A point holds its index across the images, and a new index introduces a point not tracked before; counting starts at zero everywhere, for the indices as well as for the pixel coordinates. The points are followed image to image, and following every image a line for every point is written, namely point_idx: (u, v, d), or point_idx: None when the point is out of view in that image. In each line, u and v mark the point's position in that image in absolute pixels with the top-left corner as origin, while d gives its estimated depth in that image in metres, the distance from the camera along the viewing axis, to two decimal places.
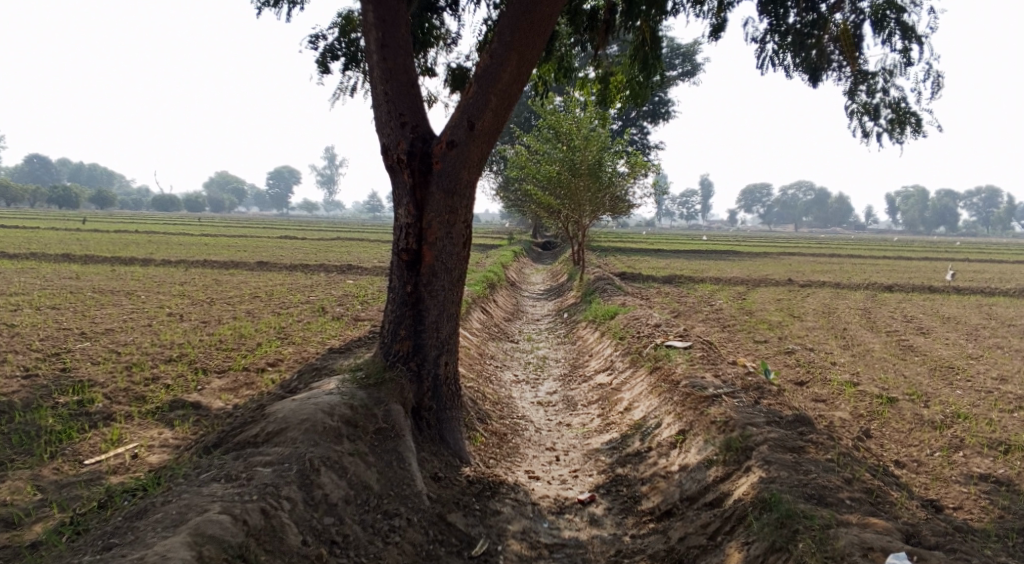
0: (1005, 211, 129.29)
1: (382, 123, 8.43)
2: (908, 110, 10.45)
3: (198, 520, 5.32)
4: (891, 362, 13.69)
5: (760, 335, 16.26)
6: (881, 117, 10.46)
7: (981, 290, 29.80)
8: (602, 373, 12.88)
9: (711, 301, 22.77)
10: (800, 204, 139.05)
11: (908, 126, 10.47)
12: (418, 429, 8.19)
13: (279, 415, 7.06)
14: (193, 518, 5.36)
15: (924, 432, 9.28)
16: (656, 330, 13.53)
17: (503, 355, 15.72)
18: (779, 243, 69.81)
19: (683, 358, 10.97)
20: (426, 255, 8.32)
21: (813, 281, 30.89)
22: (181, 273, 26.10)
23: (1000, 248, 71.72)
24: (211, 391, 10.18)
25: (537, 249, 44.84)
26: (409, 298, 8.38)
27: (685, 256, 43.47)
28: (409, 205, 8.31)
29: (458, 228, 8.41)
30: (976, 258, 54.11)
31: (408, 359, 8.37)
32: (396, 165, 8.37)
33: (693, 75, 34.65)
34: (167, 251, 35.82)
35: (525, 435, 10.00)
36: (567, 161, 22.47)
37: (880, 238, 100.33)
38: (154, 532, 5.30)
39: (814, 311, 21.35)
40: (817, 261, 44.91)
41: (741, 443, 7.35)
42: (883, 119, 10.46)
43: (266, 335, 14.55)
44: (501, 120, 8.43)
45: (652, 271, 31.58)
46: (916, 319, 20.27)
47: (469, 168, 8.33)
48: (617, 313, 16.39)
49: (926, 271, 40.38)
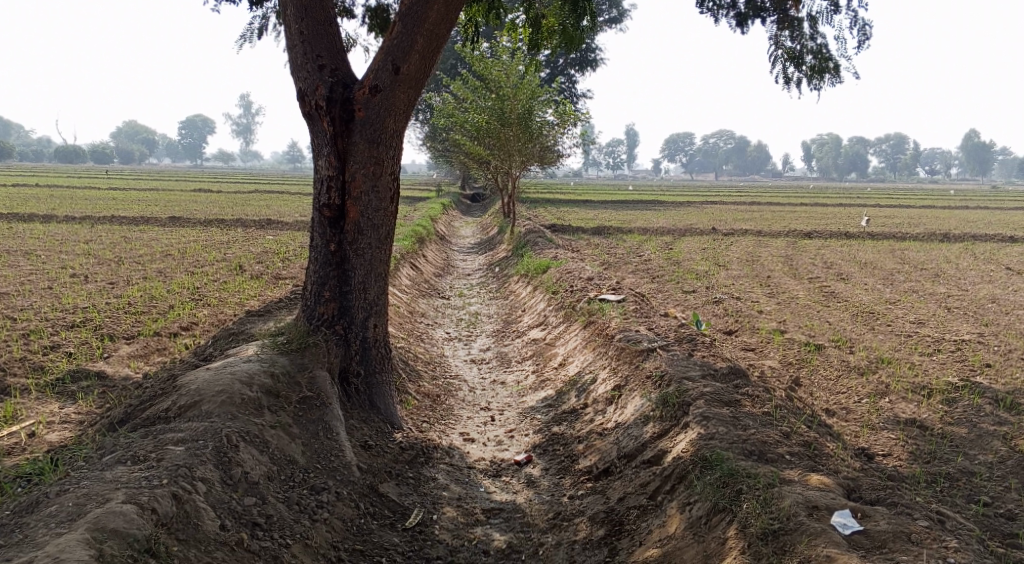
0: (913, 158, 134.31)
1: (298, 66, 7.82)
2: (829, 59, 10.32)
3: (98, 513, 4.80)
4: (817, 309, 13.83)
5: (690, 285, 16.29)
6: (804, 65, 10.29)
7: (894, 235, 30.72)
8: (534, 328, 12.66)
9: (640, 252, 22.74)
10: (721, 152, 141.40)
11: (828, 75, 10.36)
12: (345, 395, 7.79)
13: (193, 387, 6.58)
14: (92, 511, 4.85)
15: (850, 379, 9.26)
16: (588, 283, 13.35)
17: (432, 312, 15.34)
18: (702, 192, 70.85)
19: (616, 312, 10.83)
20: (351, 211, 7.82)
21: (737, 230, 31.31)
22: (88, 231, 24.67)
23: (908, 194, 74.44)
24: (119, 358, 9.54)
25: (465, 201, 44.24)
26: (333, 257, 7.89)
27: (612, 206, 43.56)
28: (331, 156, 7.77)
29: (384, 181, 7.91)
30: (887, 204, 55.92)
31: (334, 322, 7.92)
32: (315, 113, 7.79)
33: (620, 22, 34.35)
34: (73, 208, 33.88)
35: (458, 395, 9.71)
36: (496, 110, 21.95)
37: (797, 186, 103.04)
38: (47, 529, 4.77)
39: (739, 259, 21.57)
40: (739, 209, 45.64)
41: (679, 398, 7.17)
42: (806, 66, 10.30)
43: (179, 296, 13.80)
44: (428, 64, 7.92)
45: (581, 222, 31.48)
46: (837, 265, 20.67)
47: (394, 116, 7.82)
48: (548, 266, 16.18)
49: (842, 217, 41.50)
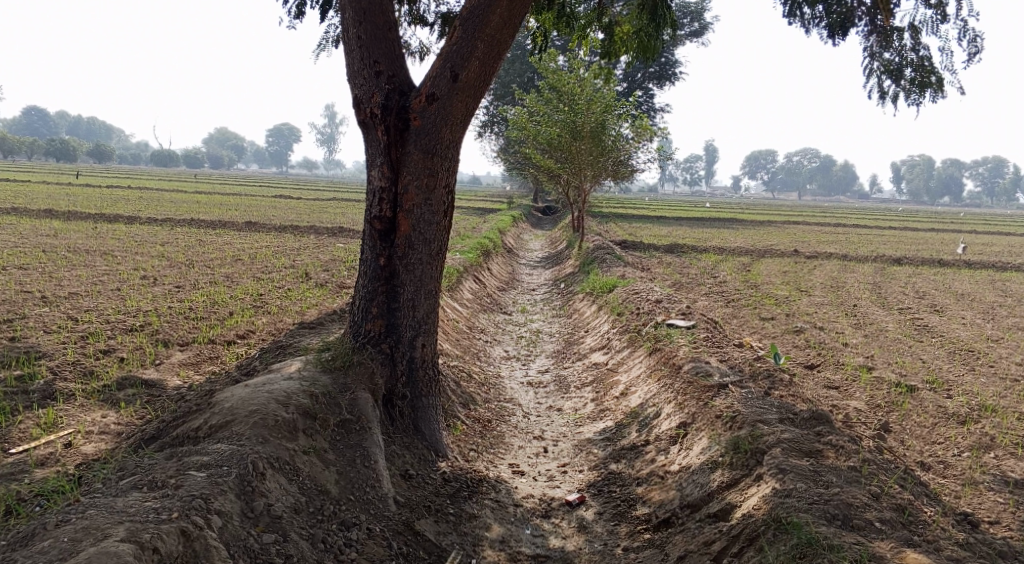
0: (1012, 183, 127.62)
1: (355, 72, 7.48)
2: (932, 71, 9.43)
3: (92, 552, 4.51)
4: (907, 344, 12.76)
5: (767, 311, 15.35)
6: (903, 78, 9.42)
7: (992, 264, 28.76)
8: (597, 352, 12.02)
9: (714, 273, 21.78)
10: (804, 171, 137.36)
11: (930, 89, 9.46)
12: (389, 418, 7.34)
13: (226, 404, 6.24)
14: (87, 549, 4.56)
15: (947, 428, 8.30)
16: (656, 306, 12.63)
17: (493, 328, 14.85)
18: (783, 212, 68.71)
19: (685, 340, 10.10)
20: (402, 224, 7.41)
21: (819, 253, 29.88)
22: (166, 233, 25.17)
23: (1005, 221, 70.40)
24: (170, 366, 9.34)
25: (537, 215, 43.83)
26: (382, 271, 7.49)
27: (688, 223, 42.42)
28: (384, 166, 7.40)
29: (438, 194, 7.47)
30: (983, 230, 52.97)
31: (379, 340, 7.50)
32: (370, 121, 7.43)
33: (702, 36, 33.46)
34: (156, 210, 34.80)
35: (511, 421, 9.15)
36: (569, 123, 21.43)
37: (883, 208, 99.07)
38: None
39: (821, 285, 20.40)
40: (822, 231, 43.86)
41: (751, 445, 6.50)
42: (905, 79, 9.43)
43: (241, 303, 13.69)
44: (489, 72, 7.45)
45: (654, 240, 30.62)
46: (929, 296, 19.30)
47: (451, 126, 7.38)
48: (616, 285, 15.51)
49: (935, 243, 39.31)
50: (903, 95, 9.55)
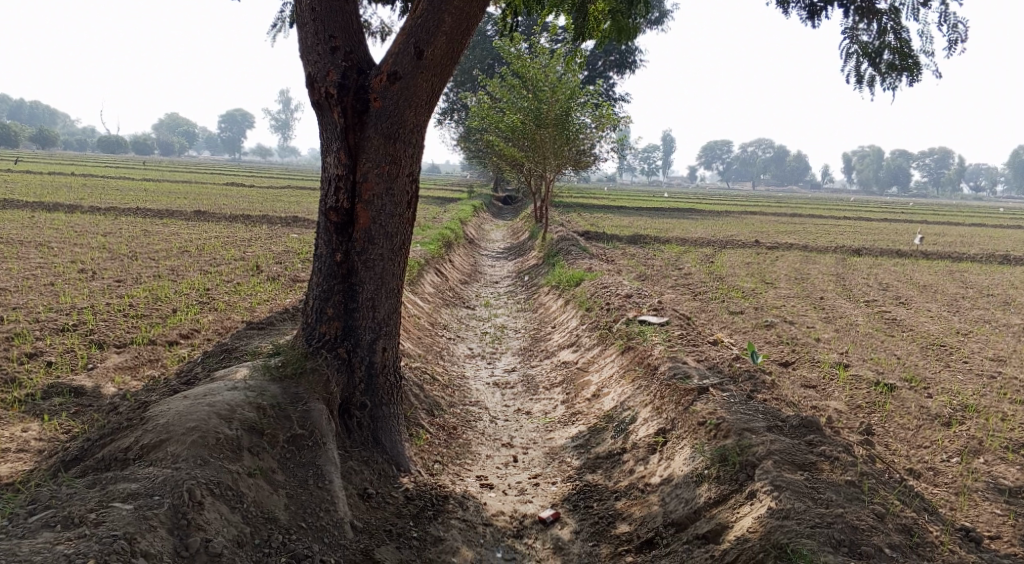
0: (959, 174, 130.72)
1: (308, 47, 6.79)
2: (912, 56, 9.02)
3: None
4: (880, 339, 12.49)
5: (736, 305, 15.00)
6: (881, 61, 9.00)
7: (948, 254, 28.98)
8: (565, 349, 11.50)
9: (679, 264, 21.45)
10: (760, 162, 138.89)
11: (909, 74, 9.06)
12: (346, 431, 6.70)
13: (161, 419, 5.55)
14: None
15: (933, 430, 7.97)
16: (626, 301, 12.17)
17: (457, 324, 14.24)
18: (741, 202, 69.08)
19: (660, 338, 9.65)
20: (361, 216, 6.76)
21: (780, 243, 29.82)
22: (109, 223, 23.93)
23: (952, 210, 71.88)
24: (104, 370, 8.53)
25: (497, 204, 43.18)
26: (339, 268, 6.83)
27: (648, 213, 42.19)
28: (340, 152, 6.73)
29: (401, 183, 6.84)
30: (935, 220, 53.85)
31: (335, 345, 6.83)
32: (325, 101, 6.74)
33: (662, 25, 33.14)
34: (100, 198, 33.38)
35: (477, 427, 8.59)
36: (533, 110, 20.86)
37: (836, 199, 100.57)
38: None
39: (787, 277, 20.18)
40: (780, 221, 44.04)
41: (739, 457, 6.11)
42: (883, 63, 9.01)
43: (187, 298, 12.86)
44: (456, 50, 6.87)
45: (616, 230, 30.27)
46: (893, 287, 19.18)
47: (415, 109, 6.77)
48: (583, 278, 15.00)
49: (891, 233, 39.68)
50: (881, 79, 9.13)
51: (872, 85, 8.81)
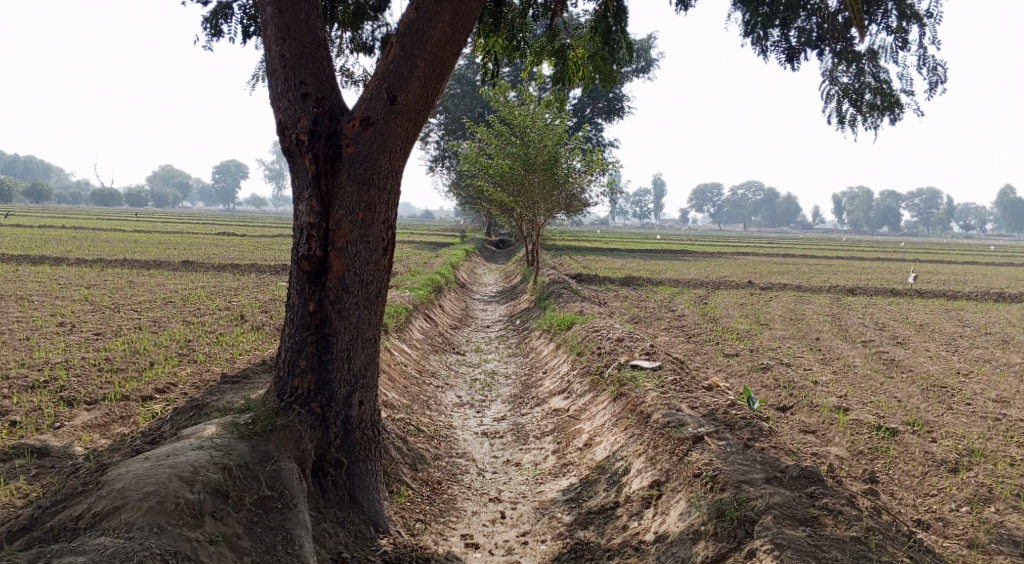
0: (948, 212, 131.68)
1: (279, 94, 6.59)
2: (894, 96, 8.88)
3: None
4: (879, 380, 12.17)
5: (730, 347, 14.69)
6: (863, 101, 8.85)
7: (943, 293, 28.79)
8: (556, 396, 11.14)
9: (672, 306, 21.19)
10: (750, 203, 139.78)
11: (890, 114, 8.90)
12: (319, 490, 6.34)
13: (117, 484, 5.21)
14: None
15: (940, 477, 7.61)
16: (618, 345, 11.84)
17: (445, 371, 13.87)
18: (733, 243, 69.22)
19: (653, 384, 9.32)
20: (334, 265, 6.50)
21: (774, 284, 29.61)
22: (94, 274, 23.61)
23: (944, 249, 72.06)
24: (72, 429, 8.15)
25: (489, 249, 43.06)
26: (312, 319, 6.54)
27: (641, 256, 42.08)
28: (312, 200, 6.49)
29: (376, 230, 6.60)
30: (927, 259, 53.87)
31: (308, 400, 6.50)
32: (296, 147, 6.52)
33: (649, 71, 33.42)
34: (88, 249, 33.08)
35: (464, 480, 8.20)
36: (521, 155, 20.77)
37: (828, 239, 100.93)
38: None
39: (781, 318, 19.92)
40: (772, 262, 43.98)
41: (737, 511, 5.76)
42: (864, 103, 8.82)
43: (166, 351, 12.48)
44: (431, 94, 6.69)
45: (609, 273, 30.08)
46: (890, 327, 18.92)
47: (390, 154, 6.57)
48: (574, 323, 14.71)
49: (884, 272, 39.59)
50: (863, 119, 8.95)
51: (853, 125, 8.62)
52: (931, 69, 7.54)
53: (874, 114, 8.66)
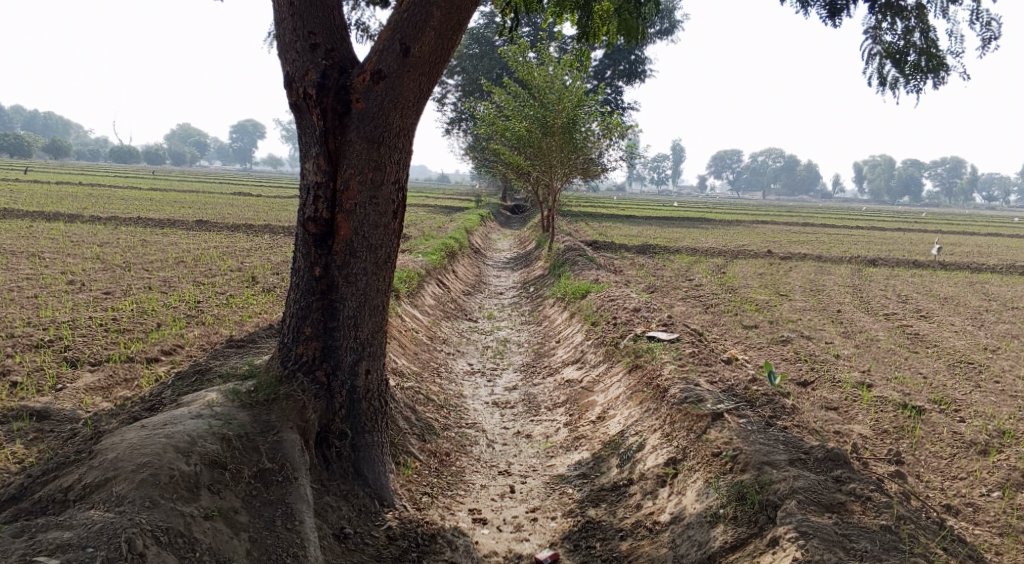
0: (972, 183, 129.48)
1: (286, 44, 6.24)
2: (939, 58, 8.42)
3: None
4: (903, 356, 11.80)
5: (749, 318, 14.34)
6: (906, 62, 8.40)
7: (967, 265, 28.20)
8: (569, 366, 10.87)
9: (689, 275, 20.79)
10: (770, 171, 138.02)
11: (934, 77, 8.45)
12: (323, 462, 6.12)
13: (109, 453, 5.02)
14: None
15: (969, 460, 7.31)
16: (634, 315, 11.54)
17: (457, 338, 13.63)
18: (752, 211, 68.39)
19: (670, 356, 9.03)
20: (342, 227, 6.18)
21: (794, 253, 29.10)
22: (107, 232, 23.47)
23: (967, 221, 70.85)
24: (75, 391, 7.97)
25: (505, 213, 42.65)
26: (318, 285, 6.24)
27: (658, 223, 41.55)
28: (319, 158, 6.16)
29: (386, 191, 6.27)
30: (950, 230, 52.91)
31: (313, 368, 6.24)
32: (303, 101, 6.17)
33: (671, 34, 32.62)
34: (102, 207, 32.97)
35: (472, 452, 7.97)
36: (539, 117, 20.32)
37: (848, 208, 99.53)
38: None
39: (801, 288, 19.51)
40: (791, 231, 43.35)
41: (759, 495, 5.51)
42: (907, 64, 8.39)
43: (174, 312, 12.28)
44: (446, 47, 6.31)
45: (625, 240, 29.66)
46: (913, 300, 18.47)
47: (401, 110, 6.22)
48: (589, 290, 14.40)
49: (907, 243, 38.89)
50: (906, 81, 8.52)
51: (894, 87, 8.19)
52: (982, 28, 7.05)
53: (917, 76, 8.22)
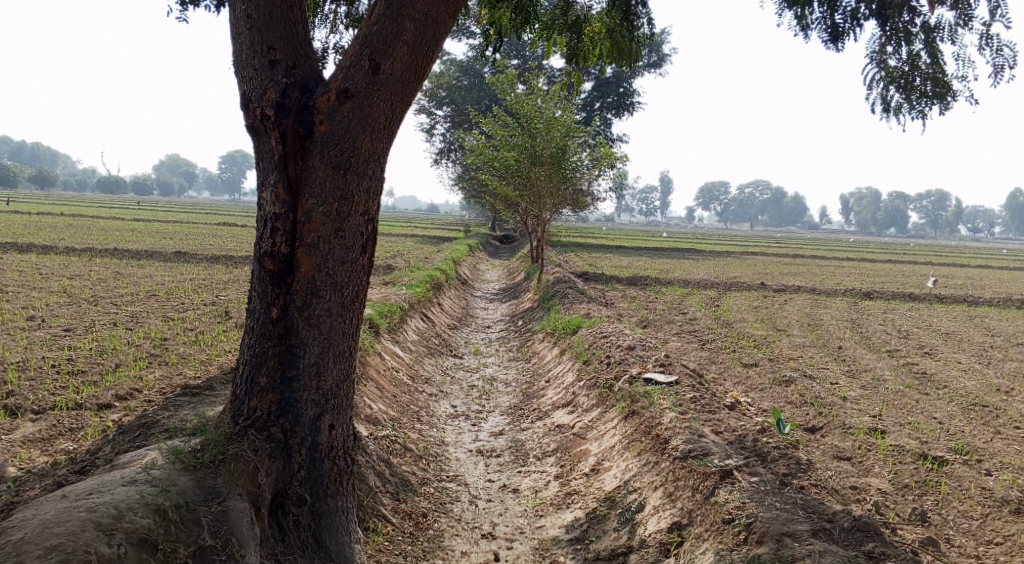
0: (958, 215, 130.38)
1: (243, 61, 5.58)
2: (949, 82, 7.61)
3: None
4: (914, 397, 11.08)
5: (749, 356, 13.65)
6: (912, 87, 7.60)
7: (963, 298, 27.72)
8: (560, 410, 10.11)
9: (683, 308, 20.14)
10: (758, 202, 138.46)
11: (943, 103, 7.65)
12: (279, 533, 5.37)
13: (17, 535, 4.27)
14: None
15: (1003, 522, 6.62)
16: (629, 354, 10.80)
17: (441, 376, 12.84)
18: (741, 243, 68.17)
19: (669, 402, 8.31)
20: (303, 264, 5.48)
21: (787, 286, 28.55)
22: (80, 264, 22.60)
23: (955, 252, 70.89)
24: (9, 444, 7.13)
25: (493, 244, 42.02)
26: (275, 328, 5.53)
27: (649, 254, 41.04)
28: (278, 186, 5.49)
29: (353, 223, 5.58)
30: (940, 262, 52.70)
31: (269, 423, 5.51)
32: (261, 123, 5.51)
33: (660, 67, 32.34)
34: (80, 238, 32.14)
35: (453, 511, 7.20)
36: (527, 147, 19.75)
37: (836, 239, 99.64)
38: None
39: (798, 323, 18.90)
40: (782, 262, 42.87)
41: None
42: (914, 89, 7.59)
43: (136, 351, 11.44)
44: (422, 64, 5.66)
45: (616, 271, 29.05)
46: (914, 335, 17.88)
47: (371, 133, 5.55)
48: (580, 326, 13.70)
49: (899, 276, 38.45)
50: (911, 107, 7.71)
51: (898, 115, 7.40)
52: (996, 52, 6.26)
53: (923, 102, 7.48)
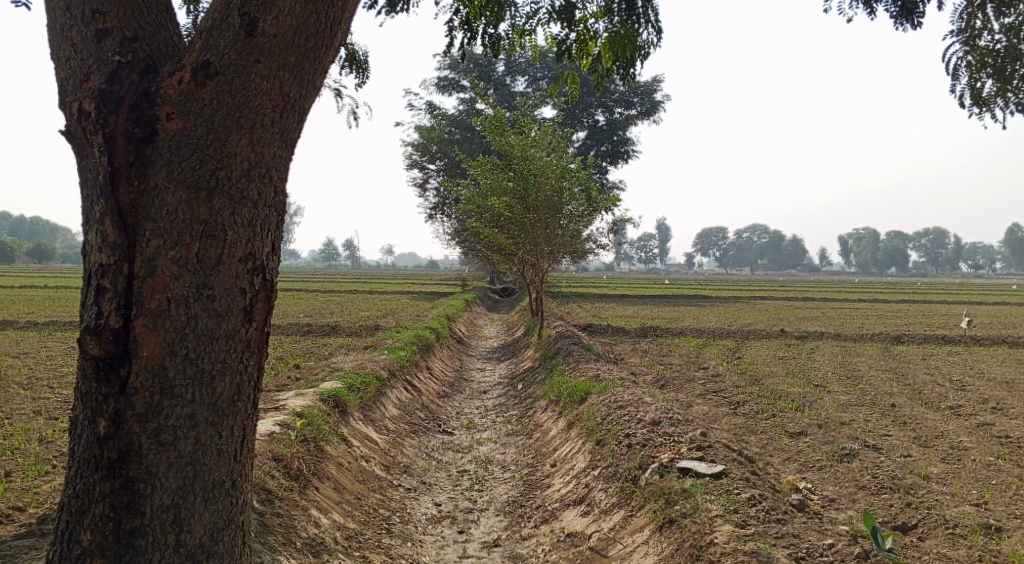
0: (960, 253, 129.06)
1: (58, 34, 3.55)
2: None
3: None
4: (1015, 473, 8.82)
5: (792, 421, 11.45)
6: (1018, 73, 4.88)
7: (999, 338, 25.58)
8: (572, 507, 7.89)
9: (702, 362, 17.93)
10: (758, 247, 136.96)
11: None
12: None
13: None
14: None
15: None
16: (653, 432, 8.53)
17: (425, 462, 10.54)
18: (745, 287, 66.31)
19: (721, 509, 6.15)
20: (144, 343, 3.41)
21: (809, 331, 26.41)
22: (34, 341, 20.29)
23: (960, 288, 69.07)
24: None
25: (492, 298, 39.92)
26: (104, 453, 3.44)
27: (655, 302, 38.98)
28: (108, 221, 3.43)
29: (227, 272, 3.48)
30: (953, 299, 50.73)
31: None
32: (78, 125, 3.48)
33: (654, 114, 30.52)
34: (51, 312, 29.83)
35: None
36: (519, 192, 17.67)
37: (840, 281, 97.83)
38: None
39: (834, 374, 16.70)
40: (796, 306, 40.69)
41: None
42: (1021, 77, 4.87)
43: (45, 449, 9.16)
44: (332, 20, 3.64)
45: (623, 321, 26.98)
46: (970, 384, 15.68)
47: (250, 127, 3.50)
48: (591, 392, 11.49)
49: (922, 315, 36.30)
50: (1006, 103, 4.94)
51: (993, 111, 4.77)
52: None
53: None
